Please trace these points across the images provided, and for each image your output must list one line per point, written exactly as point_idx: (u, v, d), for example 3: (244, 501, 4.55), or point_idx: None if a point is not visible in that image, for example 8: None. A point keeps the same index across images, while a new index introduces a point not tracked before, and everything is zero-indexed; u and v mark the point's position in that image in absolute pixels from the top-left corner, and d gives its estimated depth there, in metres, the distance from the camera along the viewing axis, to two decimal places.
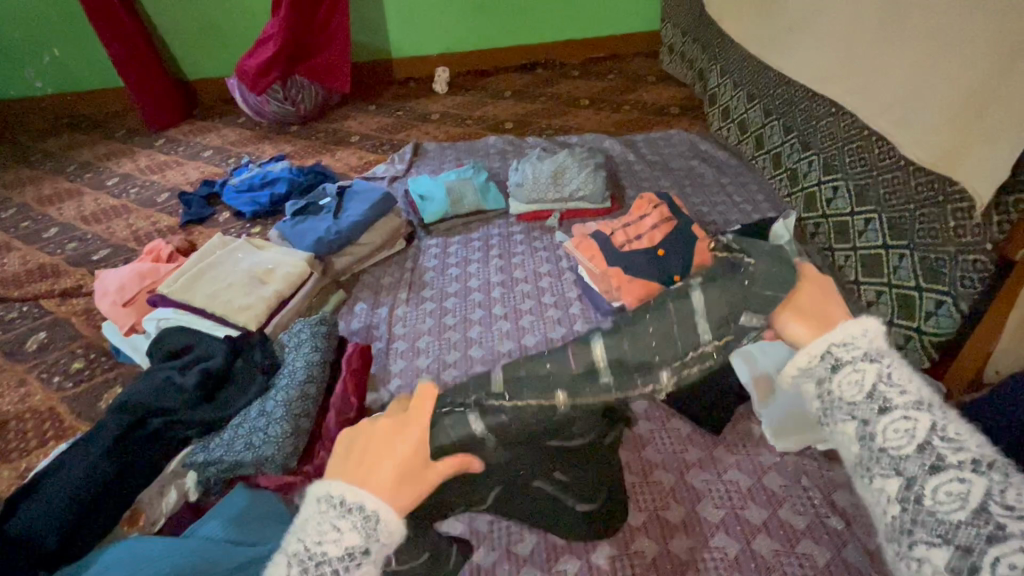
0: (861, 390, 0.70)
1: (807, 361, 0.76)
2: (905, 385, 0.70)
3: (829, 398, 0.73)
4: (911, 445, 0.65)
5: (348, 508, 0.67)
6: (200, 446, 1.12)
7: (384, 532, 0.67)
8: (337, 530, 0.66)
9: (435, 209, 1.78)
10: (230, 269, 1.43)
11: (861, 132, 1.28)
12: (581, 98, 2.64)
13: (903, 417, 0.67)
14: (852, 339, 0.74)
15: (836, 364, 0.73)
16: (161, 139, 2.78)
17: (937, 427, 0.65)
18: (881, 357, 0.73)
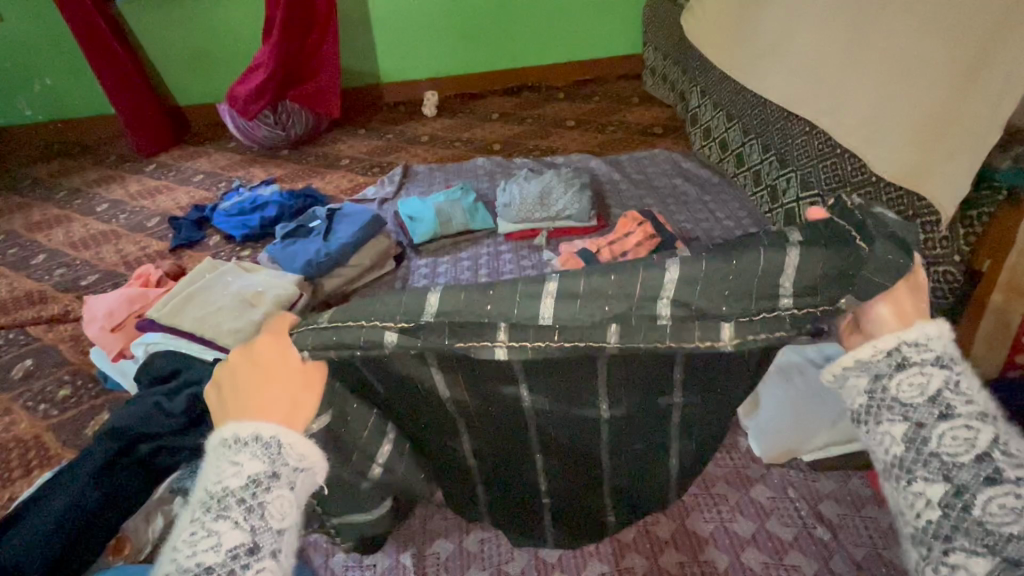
0: (922, 394, 0.64)
1: (868, 352, 0.66)
2: (966, 389, 0.64)
3: (881, 397, 0.66)
4: (968, 453, 0.61)
5: (247, 438, 0.63)
6: (188, 472, 1.12)
7: (292, 455, 0.65)
8: (235, 464, 0.63)
9: (424, 230, 1.81)
10: (219, 292, 1.44)
11: (835, 150, 1.32)
12: (567, 120, 2.71)
13: (965, 426, 0.62)
14: (925, 340, 0.65)
15: (903, 363, 0.65)
16: (151, 165, 2.79)
17: (998, 440, 0.61)
18: (952, 364, 0.65)
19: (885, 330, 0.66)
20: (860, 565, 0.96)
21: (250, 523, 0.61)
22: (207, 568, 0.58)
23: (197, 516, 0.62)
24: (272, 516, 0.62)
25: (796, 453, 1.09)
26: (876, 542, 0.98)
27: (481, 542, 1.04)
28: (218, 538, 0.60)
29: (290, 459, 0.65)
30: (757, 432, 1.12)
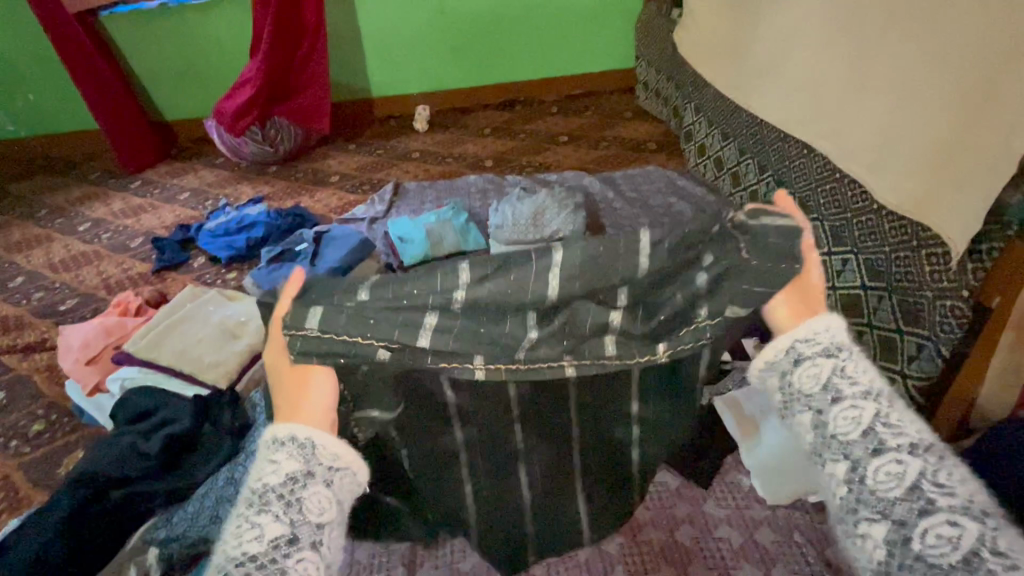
0: (857, 427, 0.56)
1: (771, 353, 0.62)
2: (861, 376, 0.59)
3: (789, 392, 0.61)
4: (857, 430, 0.56)
5: (283, 440, 0.56)
6: (163, 520, 1.05)
7: (325, 451, 0.57)
8: (276, 460, 0.55)
9: (415, 252, 1.76)
10: (200, 323, 1.38)
11: (833, 174, 1.27)
12: (560, 135, 2.68)
13: (852, 405, 0.57)
14: (815, 334, 0.61)
15: (800, 356, 0.60)
16: (136, 182, 2.73)
17: (881, 412, 0.57)
18: (843, 349, 0.60)
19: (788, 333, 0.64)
20: None
21: (289, 516, 0.53)
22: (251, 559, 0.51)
23: (242, 511, 0.54)
24: (310, 511, 0.54)
25: (803, 492, 1.04)
26: None
27: None
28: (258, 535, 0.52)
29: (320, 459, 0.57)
30: (760, 472, 1.07)
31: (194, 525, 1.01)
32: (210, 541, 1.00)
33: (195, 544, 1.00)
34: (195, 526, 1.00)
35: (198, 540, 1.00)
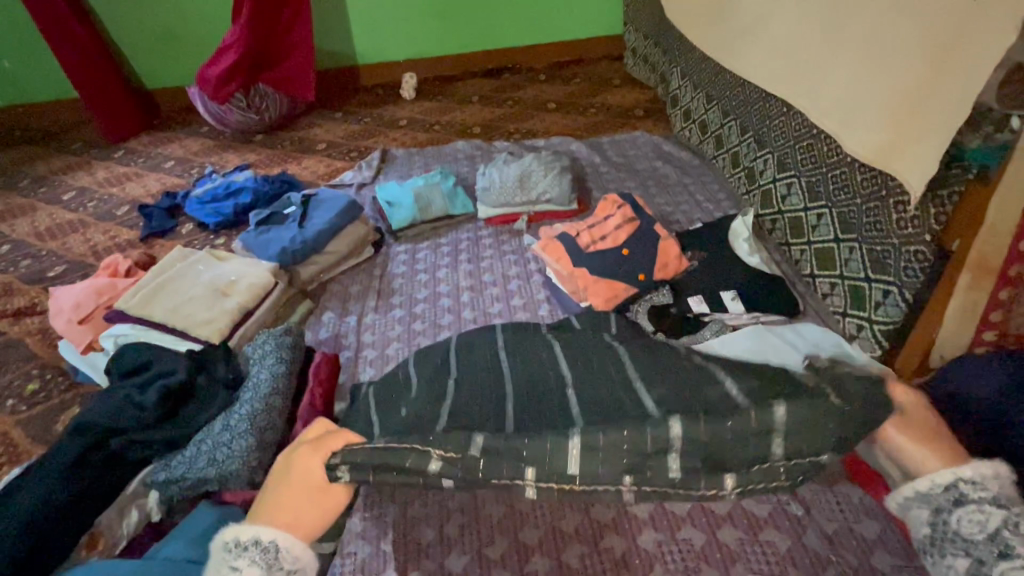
0: (982, 531, 0.72)
1: (922, 486, 0.77)
2: (990, 490, 0.75)
3: (942, 528, 0.75)
4: (983, 533, 0.72)
5: (248, 545, 0.76)
6: (161, 466, 1.09)
7: (288, 559, 0.76)
8: (236, 568, 0.75)
9: (402, 215, 1.78)
10: (191, 282, 1.40)
11: (811, 131, 1.33)
12: (548, 102, 2.67)
13: (978, 509, 0.73)
14: (980, 479, 0.76)
15: (961, 498, 0.74)
16: (120, 152, 2.70)
17: (1009, 523, 0.71)
18: (1006, 502, 0.74)
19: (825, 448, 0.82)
20: (832, 539, 0.97)
21: None
22: None
23: None
24: None
25: None
26: (848, 517, 0.99)
27: (462, 528, 1.04)
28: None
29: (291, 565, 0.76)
30: None
31: (192, 468, 1.06)
32: (210, 481, 1.06)
33: (195, 486, 1.06)
34: (194, 469, 1.06)
35: (196, 481, 1.05)
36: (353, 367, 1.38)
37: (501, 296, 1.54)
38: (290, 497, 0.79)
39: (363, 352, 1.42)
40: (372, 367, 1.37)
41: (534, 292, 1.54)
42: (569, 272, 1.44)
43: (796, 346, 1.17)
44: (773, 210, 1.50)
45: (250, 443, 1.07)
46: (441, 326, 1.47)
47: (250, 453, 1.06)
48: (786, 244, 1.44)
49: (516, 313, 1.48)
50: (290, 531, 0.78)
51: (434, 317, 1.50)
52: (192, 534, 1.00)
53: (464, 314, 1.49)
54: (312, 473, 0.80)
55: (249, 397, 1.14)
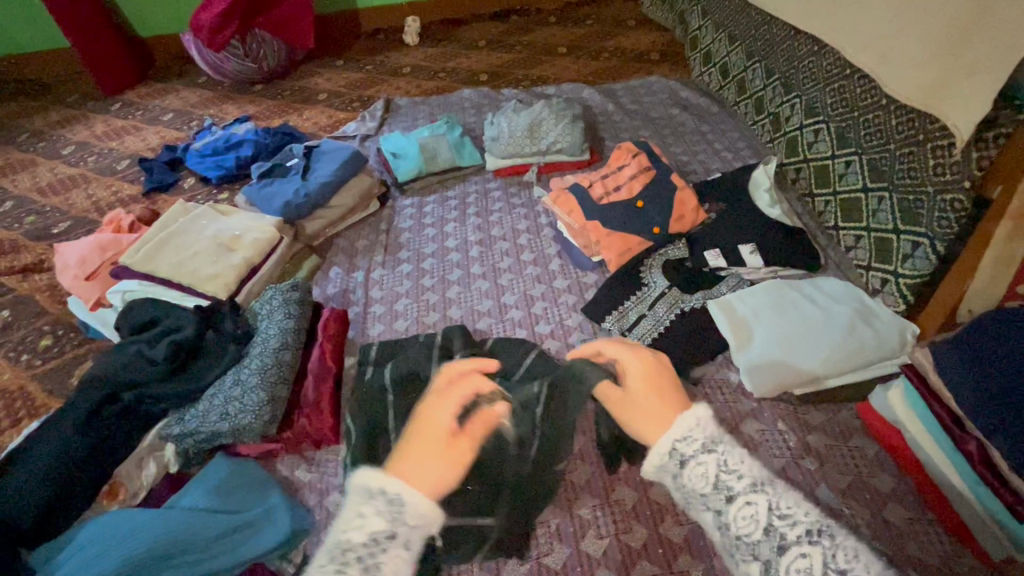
0: (708, 483, 0.60)
1: (657, 457, 0.64)
2: (699, 434, 0.63)
3: (686, 494, 0.63)
4: (708, 486, 0.60)
5: (380, 493, 0.59)
6: (177, 418, 1.10)
7: (413, 513, 0.58)
8: (362, 514, 0.58)
9: (408, 167, 1.72)
10: (194, 236, 1.38)
11: (844, 71, 1.25)
12: (558, 46, 2.53)
13: (698, 464, 0.61)
14: (689, 431, 0.64)
15: (683, 460, 0.63)
16: (117, 104, 2.62)
17: (728, 466, 0.61)
18: (719, 445, 0.63)
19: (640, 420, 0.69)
20: (846, 492, 0.94)
21: None
22: None
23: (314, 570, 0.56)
24: None
25: (788, 387, 1.06)
26: (862, 470, 0.97)
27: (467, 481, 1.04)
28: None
29: (410, 518, 0.58)
30: (747, 365, 1.09)
31: (206, 421, 1.06)
32: (224, 435, 1.06)
33: (208, 439, 1.07)
34: (207, 422, 1.06)
35: (210, 435, 1.05)
36: (362, 322, 1.37)
37: (511, 250, 1.49)
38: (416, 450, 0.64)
39: (371, 308, 1.40)
40: (382, 323, 1.36)
41: (544, 246, 1.49)
42: (582, 224, 1.40)
43: (817, 303, 1.13)
44: (798, 158, 1.42)
45: (260, 397, 1.07)
46: (450, 282, 1.44)
47: (262, 407, 1.06)
48: (810, 194, 1.38)
49: (526, 268, 1.44)
50: (416, 483, 0.60)
51: (443, 272, 1.46)
52: (207, 485, 1.01)
53: (474, 269, 1.46)
54: (444, 419, 0.67)
55: (258, 352, 1.14)
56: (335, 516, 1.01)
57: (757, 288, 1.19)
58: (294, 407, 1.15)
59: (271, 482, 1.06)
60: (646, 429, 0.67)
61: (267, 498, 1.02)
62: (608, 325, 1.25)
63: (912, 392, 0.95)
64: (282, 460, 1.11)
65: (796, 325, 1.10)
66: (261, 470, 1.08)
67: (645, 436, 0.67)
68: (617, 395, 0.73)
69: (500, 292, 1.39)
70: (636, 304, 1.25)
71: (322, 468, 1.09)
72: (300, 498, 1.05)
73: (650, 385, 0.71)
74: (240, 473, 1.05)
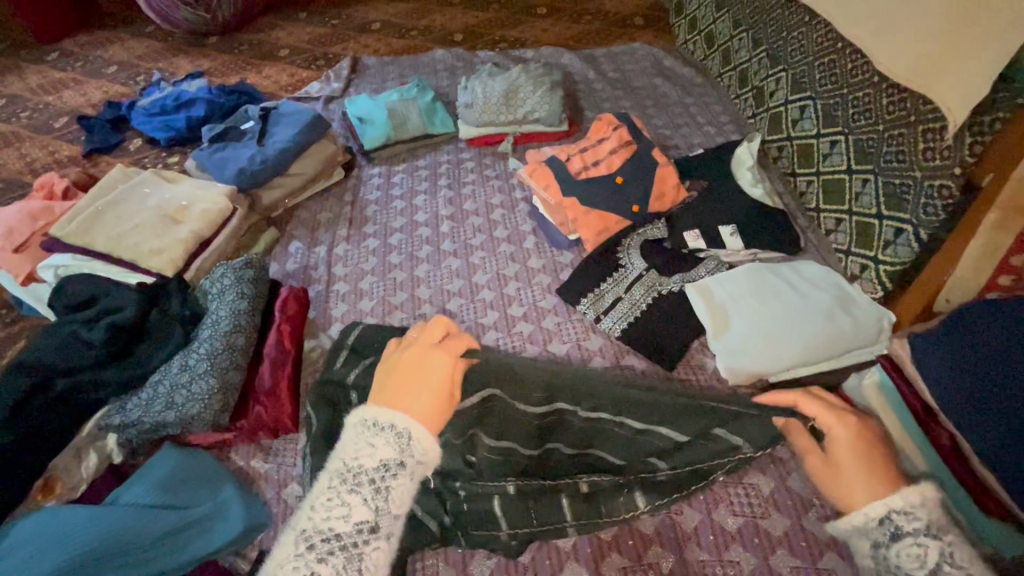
0: (922, 567, 0.67)
1: (863, 517, 0.72)
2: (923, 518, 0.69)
3: (885, 564, 0.70)
4: (922, 569, 0.67)
5: (388, 427, 0.73)
6: (117, 408, 1.01)
7: (420, 450, 0.72)
8: (371, 446, 0.72)
9: (375, 133, 1.61)
10: (136, 206, 1.26)
11: (835, 45, 1.19)
12: (538, 6, 2.38)
13: (915, 544, 0.68)
14: (910, 507, 0.70)
15: (896, 533, 0.70)
16: (53, 54, 2.37)
17: (947, 555, 0.67)
18: (942, 534, 0.69)
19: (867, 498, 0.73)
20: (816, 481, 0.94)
21: (376, 504, 0.70)
22: (337, 536, 0.69)
23: (331, 484, 0.73)
24: (393, 502, 0.71)
25: (764, 375, 1.04)
26: None
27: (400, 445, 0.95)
28: (352, 505, 0.70)
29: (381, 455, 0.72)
30: (724, 352, 1.06)
31: (149, 411, 0.98)
32: (170, 425, 0.99)
33: (153, 429, 0.99)
34: (151, 412, 0.98)
35: (155, 425, 0.98)
36: (324, 302, 1.28)
37: (484, 226, 1.42)
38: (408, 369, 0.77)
39: (334, 287, 1.32)
40: (345, 303, 1.28)
41: (519, 222, 1.42)
42: (558, 201, 1.33)
43: (796, 288, 1.11)
44: (781, 135, 1.37)
45: (210, 384, 0.99)
46: (419, 259, 1.36)
47: (213, 396, 0.99)
48: (792, 173, 1.33)
49: (499, 246, 1.37)
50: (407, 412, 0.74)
51: (411, 249, 1.38)
52: (155, 478, 0.94)
53: (444, 246, 1.38)
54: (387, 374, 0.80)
55: (208, 336, 1.05)
56: (295, 509, 0.97)
57: (736, 271, 1.15)
58: (247, 395, 1.07)
59: (225, 473, 1.00)
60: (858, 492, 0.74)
61: (219, 492, 0.96)
62: (584, 308, 1.20)
63: (889, 383, 0.94)
64: (236, 450, 1.05)
65: (775, 310, 1.07)
66: (213, 461, 1.01)
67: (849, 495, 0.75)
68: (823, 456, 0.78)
69: (471, 271, 1.32)
70: (611, 288, 1.20)
71: (275, 458, 1.03)
72: (256, 491, 1.00)
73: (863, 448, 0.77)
74: (191, 463, 0.98)
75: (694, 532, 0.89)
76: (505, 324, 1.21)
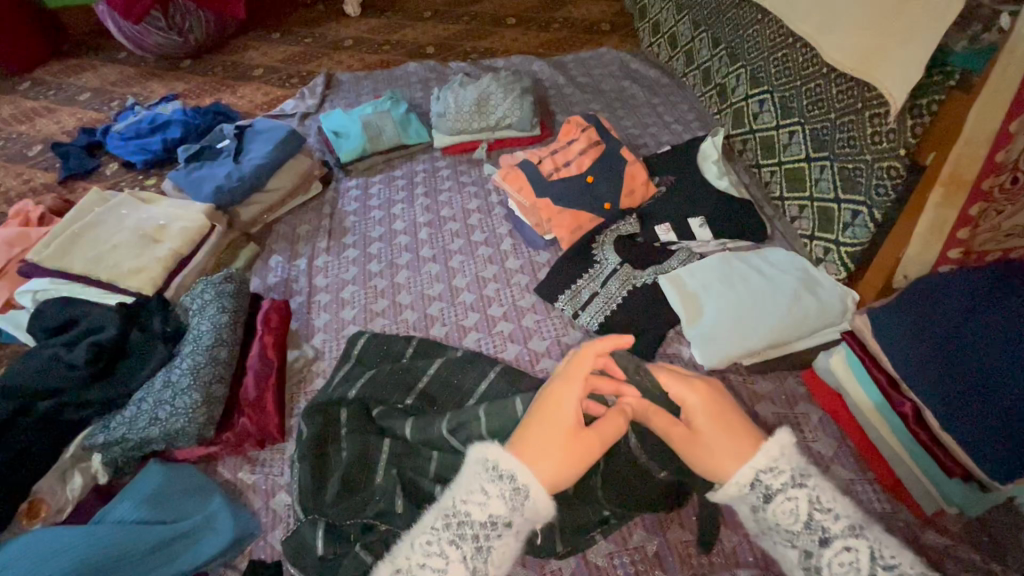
0: (797, 519, 0.61)
1: (737, 486, 0.63)
2: (783, 465, 0.63)
3: (764, 525, 0.63)
4: (798, 521, 0.60)
5: (508, 476, 0.61)
6: (100, 427, 1.01)
7: (531, 508, 0.61)
8: (484, 493, 0.61)
9: (351, 146, 1.63)
10: (114, 227, 1.27)
11: (787, 40, 1.24)
12: (508, 17, 2.43)
13: (785, 497, 0.61)
14: (773, 461, 0.63)
15: (767, 493, 0.62)
16: (25, 83, 2.37)
17: (815, 500, 0.61)
18: (806, 478, 0.62)
19: (730, 469, 0.64)
20: None
21: (473, 564, 0.60)
22: None
23: (437, 524, 0.62)
24: (493, 563, 0.61)
25: (738, 358, 1.07)
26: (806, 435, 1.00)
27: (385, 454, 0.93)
28: (452, 554, 0.60)
29: (490, 509, 0.61)
30: (698, 339, 1.09)
31: (134, 428, 0.99)
32: (155, 440, 0.99)
33: (139, 446, 1.00)
34: (135, 429, 0.99)
35: (140, 442, 0.99)
36: (306, 313, 1.30)
37: (461, 231, 1.45)
38: (540, 434, 0.64)
39: (316, 298, 1.33)
40: (327, 312, 1.29)
41: (496, 226, 1.45)
42: (532, 203, 1.36)
43: (763, 273, 1.15)
44: (744, 129, 1.42)
45: (194, 398, 1.00)
46: (398, 266, 1.38)
47: (197, 410, 1.00)
48: (756, 164, 1.39)
49: (478, 249, 1.40)
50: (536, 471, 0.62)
51: (391, 257, 1.40)
52: (140, 495, 0.94)
53: (423, 252, 1.41)
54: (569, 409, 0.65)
55: (190, 351, 1.06)
56: (282, 517, 0.97)
57: (705, 262, 1.18)
58: (232, 408, 1.08)
59: (212, 487, 1.00)
60: (723, 461, 0.64)
61: (206, 505, 0.96)
62: (562, 305, 1.23)
63: (853, 357, 0.97)
64: (223, 463, 1.05)
65: (743, 296, 1.11)
66: (201, 475, 1.01)
67: (713, 467, 0.65)
68: (677, 429, 0.67)
69: (451, 275, 1.34)
70: (587, 284, 1.23)
71: (262, 468, 1.04)
72: (244, 502, 1.00)
73: (719, 412, 0.67)
74: (178, 479, 0.99)
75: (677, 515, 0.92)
76: (485, 325, 1.23)
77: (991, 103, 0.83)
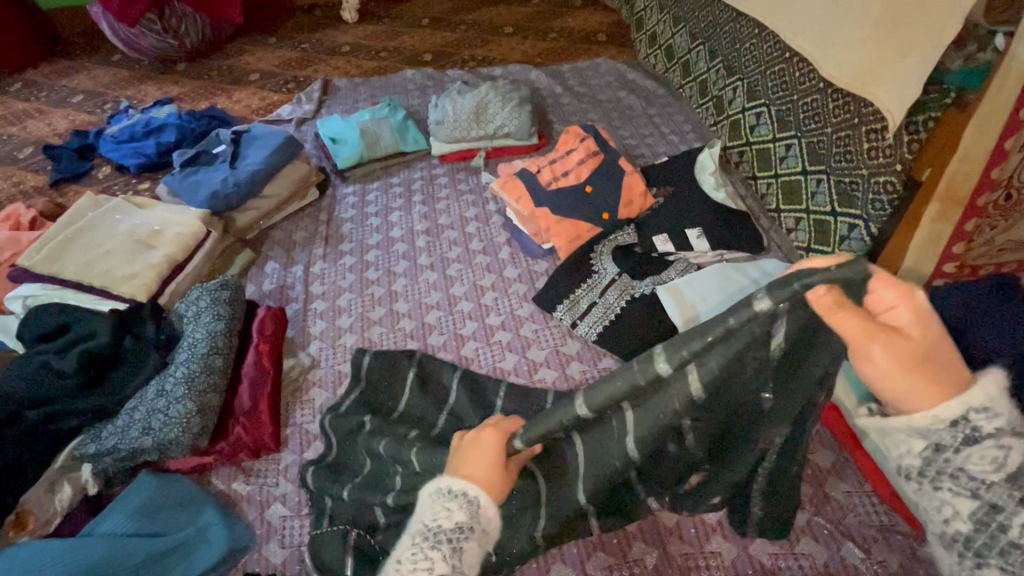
0: (995, 469, 0.53)
1: (932, 423, 0.52)
2: (1002, 411, 0.52)
3: (938, 467, 0.54)
4: (997, 472, 0.53)
5: (460, 493, 0.61)
6: (92, 437, 1.00)
7: (486, 515, 0.60)
8: (446, 508, 0.60)
9: (348, 153, 1.63)
10: (107, 232, 1.25)
11: (783, 54, 1.26)
12: (505, 26, 2.44)
13: (996, 446, 0.52)
14: (988, 402, 0.52)
15: (970, 437, 0.52)
16: (16, 85, 2.34)
17: None
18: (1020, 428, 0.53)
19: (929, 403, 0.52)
20: None
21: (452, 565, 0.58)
22: None
23: (416, 541, 0.60)
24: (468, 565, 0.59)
25: None
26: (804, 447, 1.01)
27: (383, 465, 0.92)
28: (430, 568, 0.58)
29: (452, 517, 0.59)
30: None
31: (126, 438, 0.97)
32: (148, 451, 0.97)
33: (130, 456, 0.98)
34: (127, 439, 0.97)
35: (132, 452, 0.97)
36: (302, 321, 1.28)
37: (459, 240, 1.44)
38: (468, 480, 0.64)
39: (313, 306, 1.32)
40: (324, 320, 1.28)
41: (494, 234, 1.45)
42: (530, 212, 1.36)
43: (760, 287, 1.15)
44: (741, 141, 1.44)
45: (188, 407, 0.99)
46: (395, 274, 1.38)
47: (191, 419, 0.98)
48: (753, 176, 1.40)
49: (475, 258, 1.40)
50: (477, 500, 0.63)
51: (388, 265, 1.40)
52: (132, 507, 0.92)
53: (421, 259, 1.40)
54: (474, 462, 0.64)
55: (185, 359, 1.05)
56: (277, 530, 0.96)
57: (702, 274, 1.19)
58: (226, 418, 1.06)
59: (205, 498, 0.98)
60: (922, 396, 0.52)
61: (200, 517, 0.94)
62: (560, 314, 1.22)
63: None
64: (217, 473, 1.03)
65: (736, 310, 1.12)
66: (194, 486, 0.99)
67: (908, 399, 0.52)
68: (885, 340, 0.51)
69: (449, 284, 1.34)
70: (586, 293, 1.23)
71: (257, 479, 1.02)
72: (238, 513, 0.98)
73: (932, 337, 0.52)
74: (170, 490, 0.97)
75: (677, 527, 0.91)
76: (483, 334, 1.23)
77: (989, 120, 0.84)
